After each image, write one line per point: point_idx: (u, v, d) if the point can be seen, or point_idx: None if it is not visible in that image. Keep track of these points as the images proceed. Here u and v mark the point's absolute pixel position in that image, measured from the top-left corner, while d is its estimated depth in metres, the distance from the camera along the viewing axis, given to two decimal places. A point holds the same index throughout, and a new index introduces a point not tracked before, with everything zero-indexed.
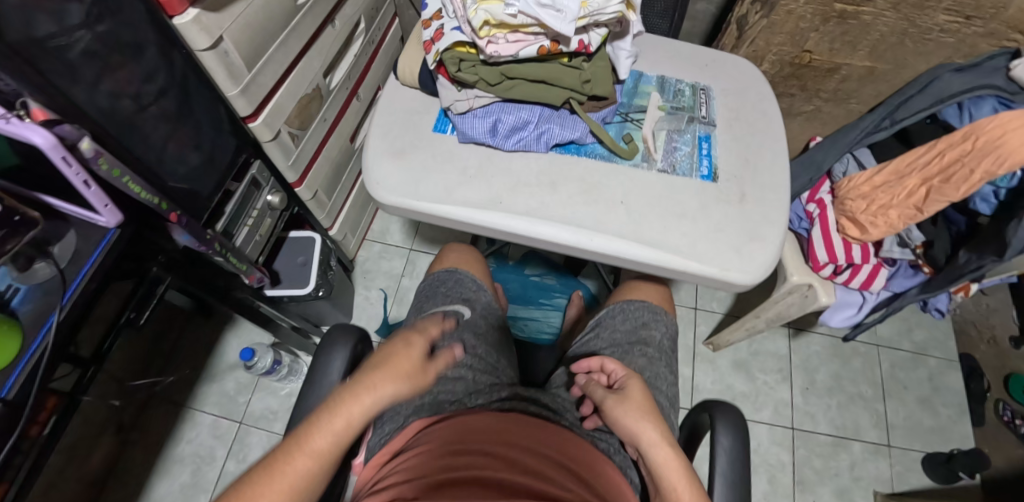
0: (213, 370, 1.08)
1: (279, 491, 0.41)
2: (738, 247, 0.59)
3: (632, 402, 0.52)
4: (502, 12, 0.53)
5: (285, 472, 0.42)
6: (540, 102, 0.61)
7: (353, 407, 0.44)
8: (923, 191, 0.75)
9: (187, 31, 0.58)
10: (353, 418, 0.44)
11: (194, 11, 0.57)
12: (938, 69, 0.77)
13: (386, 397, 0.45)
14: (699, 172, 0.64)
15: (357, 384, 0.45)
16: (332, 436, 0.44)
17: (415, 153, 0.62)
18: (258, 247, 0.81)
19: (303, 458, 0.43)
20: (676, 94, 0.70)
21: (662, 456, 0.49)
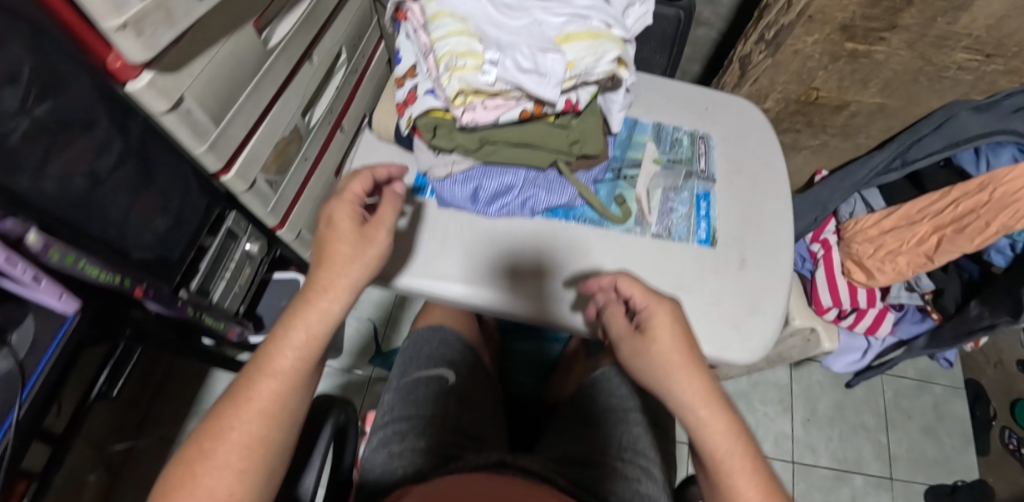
0: None
1: (248, 417, 0.38)
2: (737, 321, 0.55)
3: (652, 342, 0.42)
4: (478, 80, 0.48)
5: (249, 395, 0.38)
6: (524, 166, 0.57)
7: (313, 311, 0.41)
8: (935, 239, 0.71)
9: (144, 96, 0.54)
10: (316, 327, 0.41)
11: (148, 76, 0.53)
12: (954, 106, 0.72)
13: (353, 281, 0.42)
14: (696, 235, 0.60)
15: (317, 278, 0.42)
16: (295, 352, 0.40)
17: (392, 218, 0.58)
18: (238, 298, 0.78)
19: (266, 378, 0.39)
20: (673, 145, 0.65)
21: (692, 381, 0.41)
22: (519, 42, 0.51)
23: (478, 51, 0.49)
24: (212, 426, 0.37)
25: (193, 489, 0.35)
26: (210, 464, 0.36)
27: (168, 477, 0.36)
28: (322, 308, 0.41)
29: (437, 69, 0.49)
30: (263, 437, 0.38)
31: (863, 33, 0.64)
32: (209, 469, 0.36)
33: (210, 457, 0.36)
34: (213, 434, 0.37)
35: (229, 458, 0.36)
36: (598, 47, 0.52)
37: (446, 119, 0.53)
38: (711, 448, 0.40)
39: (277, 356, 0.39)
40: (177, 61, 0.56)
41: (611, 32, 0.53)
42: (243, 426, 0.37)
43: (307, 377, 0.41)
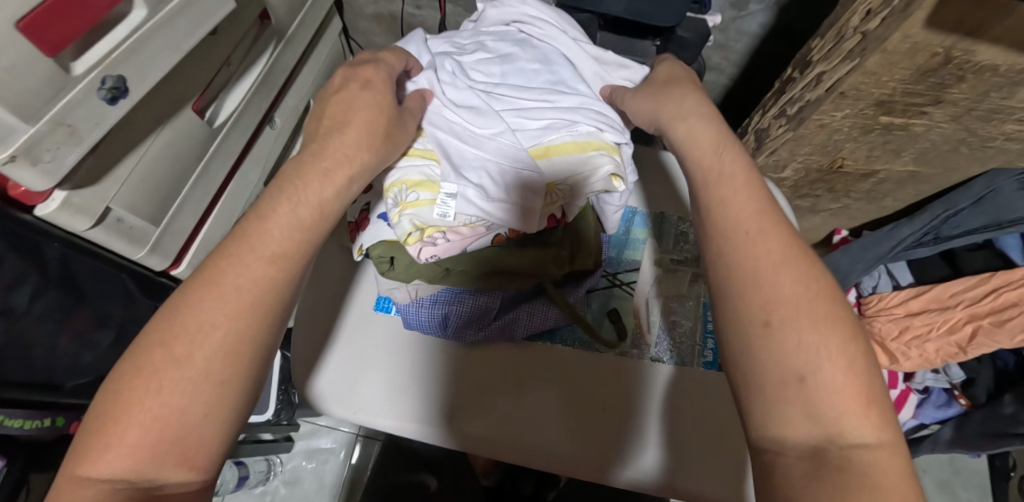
0: None
1: (231, 307, 0.29)
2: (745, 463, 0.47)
3: (659, 87, 0.43)
4: (434, 216, 0.41)
5: (228, 287, 0.29)
6: (502, 288, 0.49)
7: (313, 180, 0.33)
8: (969, 329, 0.64)
9: (58, 219, 0.46)
10: (324, 203, 0.34)
11: (60, 197, 0.44)
12: (998, 177, 0.63)
13: (373, 155, 0.36)
14: (702, 357, 0.52)
15: (313, 147, 0.35)
16: (294, 223, 0.32)
17: (352, 345, 0.52)
18: None
19: (253, 255, 0.30)
20: (678, 241, 0.57)
21: (696, 127, 0.37)
22: (487, 158, 0.42)
23: (435, 181, 0.42)
24: (179, 329, 0.28)
25: (155, 409, 0.26)
26: (181, 373, 0.27)
27: (110, 400, 0.27)
28: (320, 173, 0.34)
29: (385, 198, 0.42)
30: (243, 340, 0.29)
31: (902, 107, 0.55)
32: (188, 367, 0.27)
33: (185, 351, 0.28)
34: (189, 330, 0.28)
35: (209, 356, 0.28)
36: (585, 164, 0.43)
37: (403, 250, 0.45)
38: (711, 214, 0.33)
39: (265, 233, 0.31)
40: (98, 170, 0.48)
41: (602, 139, 0.43)
42: (225, 322, 0.29)
43: (306, 259, 0.32)
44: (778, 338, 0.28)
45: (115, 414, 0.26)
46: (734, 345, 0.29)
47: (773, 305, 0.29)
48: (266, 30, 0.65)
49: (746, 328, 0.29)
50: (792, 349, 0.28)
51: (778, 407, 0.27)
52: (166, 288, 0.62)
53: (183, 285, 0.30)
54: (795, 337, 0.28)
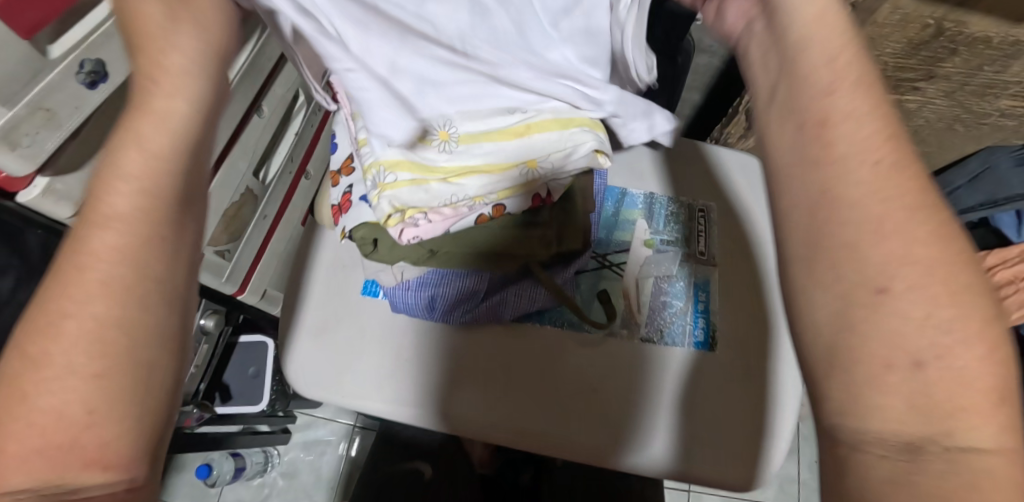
0: (180, 460, 1.01)
1: (85, 291, 0.23)
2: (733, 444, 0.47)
3: None
4: (414, 196, 0.41)
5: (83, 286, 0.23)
6: (488, 269, 0.48)
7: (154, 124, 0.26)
8: None
9: (42, 206, 0.45)
10: (154, 144, 0.26)
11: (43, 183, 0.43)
12: (993, 155, 0.63)
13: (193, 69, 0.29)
14: (694, 335, 0.51)
15: (142, 93, 0.27)
16: (126, 181, 0.25)
17: (341, 329, 0.52)
18: (195, 380, 0.72)
19: (96, 228, 0.24)
20: (667, 221, 0.56)
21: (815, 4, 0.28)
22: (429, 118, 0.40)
23: (415, 161, 0.41)
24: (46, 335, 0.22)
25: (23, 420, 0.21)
26: (41, 378, 0.21)
27: None
28: (159, 112, 0.27)
29: (366, 180, 0.42)
30: (116, 320, 0.23)
31: (895, 83, 0.54)
32: (49, 369, 0.22)
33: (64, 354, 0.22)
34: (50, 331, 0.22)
35: (76, 351, 0.22)
36: (566, 141, 0.42)
37: (386, 232, 0.44)
38: (824, 122, 0.25)
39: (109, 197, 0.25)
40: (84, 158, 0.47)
41: (584, 117, 0.43)
42: (79, 309, 0.23)
43: (164, 217, 0.26)
44: (864, 272, 0.22)
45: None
46: (815, 288, 0.24)
47: (895, 266, 0.22)
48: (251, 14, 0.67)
49: (849, 292, 0.23)
50: (909, 326, 0.21)
51: (880, 398, 0.21)
52: None
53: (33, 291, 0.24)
54: (920, 309, 0.21)
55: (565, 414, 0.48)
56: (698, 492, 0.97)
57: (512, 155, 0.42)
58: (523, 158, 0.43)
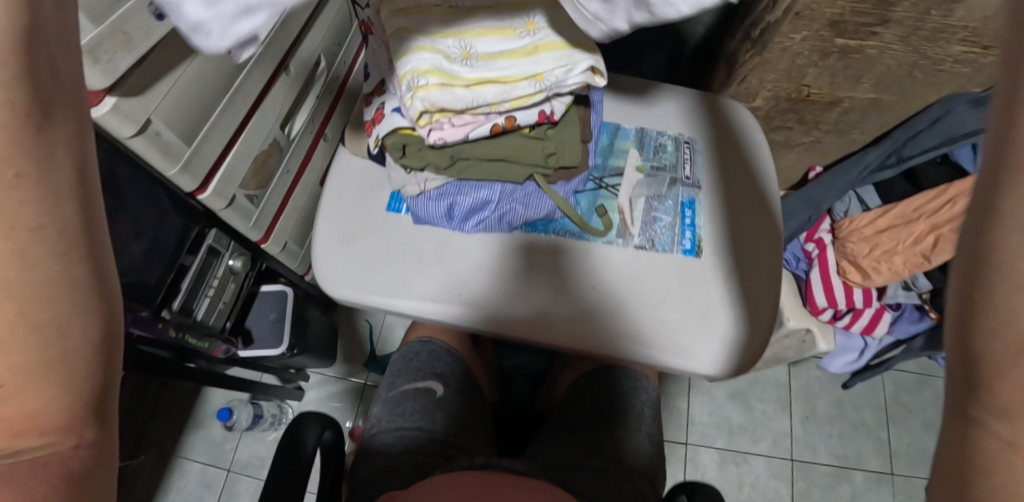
0: (199, 417, 1.05)
1: None
2: (726, 336, 0.54)
3: None
4: (441, 99, 0.47)
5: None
6: (500, 179, 0.56)
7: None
8: (931, 238, 0.69)
9: (108, 121, 0.52)
10: None
11: (111, 101, 0.50)
12: (952, 101, 0.68)
13: None
14: (681, 245, 0.58)
15: None
16: None
17: (368, 239, 0.58)
18: (224, 314, 0.77)
19: None
20: (657, 150, 0.63)
21: None
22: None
23: (444, 68, 0.48)
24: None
25: None
26: None
27: None
28: None
29: (399, 86, 0.48)
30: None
31: (853, 28, 0.60)
32: None
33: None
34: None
35: None
36: (567, 58, 0.49)
37: (415, 136, 0.52)
38: None
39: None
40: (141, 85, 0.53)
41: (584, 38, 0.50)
42: None
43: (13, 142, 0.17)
44: None
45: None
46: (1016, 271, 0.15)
47: None
48: None
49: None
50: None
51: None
52: (193, 209, 0.68)
53: None
54: None
55: (577, 314, 0.55)
56: (694, 443, 1.02)
57: (522, 70, 0.49)
58: (532, 72, 0.49)
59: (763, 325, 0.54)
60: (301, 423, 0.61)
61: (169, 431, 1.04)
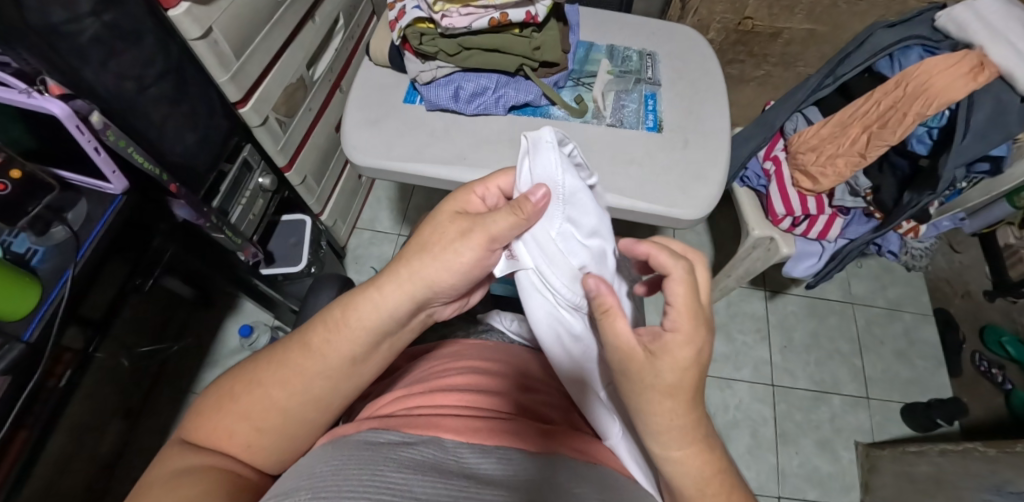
0: None
1: (273, 380, 0.44)
2: (687, 190, 0.65)
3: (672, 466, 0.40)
4: None
5: (295, 360, 0.44)
6: (496, 69, 0.69)
7: (437, 242, 0.42)
8: (865, 138, 0.79)
9: (181, 23, 0.64)
10: (325, 346, 0.44)
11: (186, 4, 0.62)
12: (873, 26, 0.80)
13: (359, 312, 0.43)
14: (645, 124, 0.70)
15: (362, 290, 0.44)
16: (328, 334, 0.44)
17: (388, 120, 0.70)
18: (252, 225, 0.89)
19: (301, 355, 0.44)
20: (624, 60, 0.76)
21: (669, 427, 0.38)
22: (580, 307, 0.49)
23: None
24: (298, 352, 0.44)
25: (227, 411, 0.44)
26: (234, 407, 0.44)
27: (226, 384, 0.45)
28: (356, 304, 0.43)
29: None
30: (281, 408, 0.43)
31: None
32: (241, 403, 0.44)
33: (305, 353, 0.44)
34: (239, 387, 0.44)
35: (251, 405, 0.43)
36: None
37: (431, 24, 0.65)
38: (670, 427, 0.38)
39: (360, 311, 0.43)
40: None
41: None
42: (250, 396, 0.44)
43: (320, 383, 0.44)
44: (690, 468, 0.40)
45: (236, 386, 0.45)
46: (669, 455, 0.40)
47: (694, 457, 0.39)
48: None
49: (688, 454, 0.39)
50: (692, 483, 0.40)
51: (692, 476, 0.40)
52: (235, 121, 0.80)
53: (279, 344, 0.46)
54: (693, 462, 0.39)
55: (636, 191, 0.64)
56: None
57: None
58: None
59: (714, 180, 0.67)
60: (321, 286, 0.67)
61: (185, 366, 1.03)
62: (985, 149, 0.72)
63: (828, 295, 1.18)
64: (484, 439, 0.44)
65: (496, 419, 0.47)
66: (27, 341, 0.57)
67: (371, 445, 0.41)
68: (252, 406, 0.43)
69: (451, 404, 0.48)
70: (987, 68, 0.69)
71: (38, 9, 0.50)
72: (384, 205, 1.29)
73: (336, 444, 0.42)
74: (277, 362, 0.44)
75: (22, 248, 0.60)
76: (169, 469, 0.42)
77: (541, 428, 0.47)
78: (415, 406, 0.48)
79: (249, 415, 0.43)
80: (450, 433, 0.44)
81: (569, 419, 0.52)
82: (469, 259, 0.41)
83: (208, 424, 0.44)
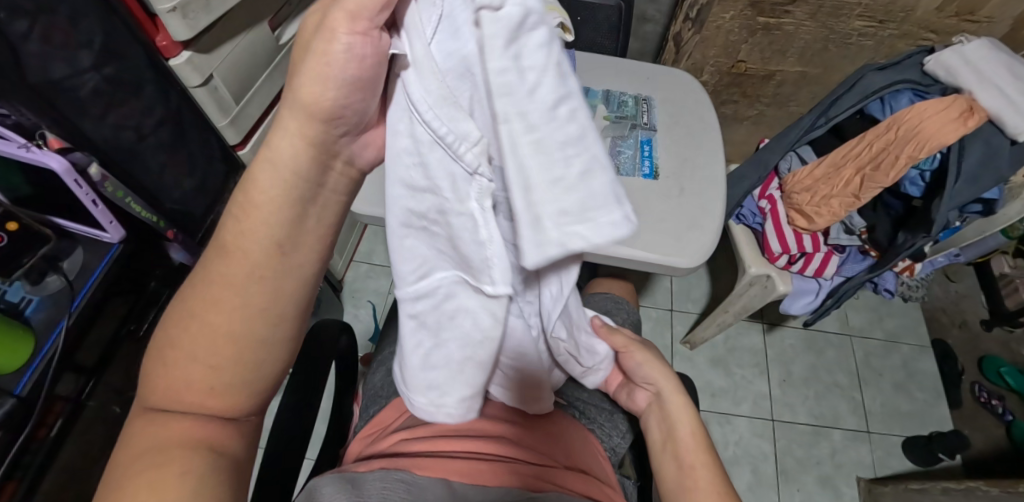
0: None
1: (214, 299, 0.33)
2: (687, 239, 0.66)
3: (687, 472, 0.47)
4: None
5: (220, 268, 0.33)
6: None
7: (318, 58, 0.26)
8: (859, 179, 0.79)
9: (182, 71, 0.63)
10: (249, 233, 0.32)
11: (188, 53, 0.60)
12: (863, 69, 0.81)
13: (269, 171, 0.30)
14: (641, 171, 0.71)
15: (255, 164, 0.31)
16: (250, 232, 0.32)
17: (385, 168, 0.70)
18: None
19: (229, 258, 0.33)
20: (620, 105, 0.77)
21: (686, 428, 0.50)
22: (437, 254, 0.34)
23: None
24: (215, 257, 0.33)
25: (176, 355, 0.34)
26: (180, 350, 0.34)
27: (166, 322, 0.35)
28: (262, 178, 0.30)
29: None
30: (241, 331, 0.34)
31: (770, 7, 0.76)
32: (185, 342, 0.34)
33: (248, 240, 0.32)
34: (178, 318, 0.34)
35: (201, 338, 0.34)
36: None
37: None
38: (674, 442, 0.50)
39: (272, 159, 0.30)
40: (210, 44, 0.66)
41: None
42: (198, 325, 0.34)
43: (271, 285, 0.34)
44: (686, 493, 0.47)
45: (175, 343, 0.34)
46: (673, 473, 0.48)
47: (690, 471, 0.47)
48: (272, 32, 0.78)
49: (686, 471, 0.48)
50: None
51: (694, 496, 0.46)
52: (233, 163, 0.80)
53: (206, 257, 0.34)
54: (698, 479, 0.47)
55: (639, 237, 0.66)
56: None
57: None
58: None
59: (712, 227, 0.67)
60: None
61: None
62: (977, 192, 0.73)
63: (826, 328, 1.18)
64: (483, 481, 0.47)
65: (496, 461, 0.49)
66: (18, 395, 0.56)
67: (390, 490, 0.44)
68: (198, 342, 0.34)
69: (457, 446, 0.50)
70: (977, 112, 0.70)
71: (39, 64, 0.51)
72: (381, 238, 1.29)
73: (347, 486, 0.44)
74: (202, 276, 0.34)
75: (15, 297, 0.59)
76: (136, 445, 0.34)
77: (535, 467, 0.49)
78: (419, 451, 0.50)
79: (211, 360, 0.34)
80: (454, 477, 0.47)
81: (564, 455, 0.53)
82: (344, 52, 0.26)
83: (156, 380, 0.35)
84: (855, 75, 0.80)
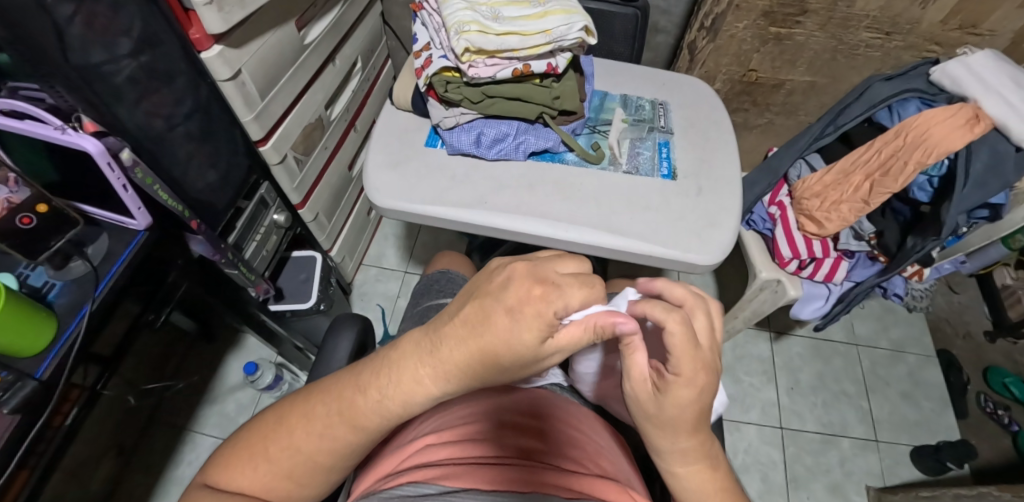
0: (214, 393, 1.04)
1: (339, 424, 0.42)
2: (708, 237, 0.67)
3: None
4: (480, 41, 0.63)
5: (367, 403, 0.41)
6: (516, 117, 0.71)
7: (501, 341, 0.35)
8: (868, 185, 0.82)
9: (212, 64, 0.66)
10: (410, 398, 0.40)
11: (218, 47, 0.65)
12: (871, 79, 0.84)
13: (461, 374, 0.38)
14: (660, 171, 0.73)
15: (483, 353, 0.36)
16: (405, 395, 0.40)
17: (408, 162, 0.72)
18: (265, 262, 0.88)
19: (370, 402, 0.41)
20: (638, 109, 0.79)
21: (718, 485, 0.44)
22: None
23: (479, 20, 0.63)
24: (357, 389, 0.42)
25: (289, 442, 0.43)
26: (301, 435, 0.43)
27: (302, 401, 0.45)
28: (444, 372, 0.38)
29: (448, 35, 0.63)
30: (354, 445, 0.43)
31: (782, 17, 0.79)
32: (310, 438, 0.43)
33: (355, 432, 0.42)
34: (311, 413, 0.43)
35: (317, 443, 0.43)
36: (568, 19, 0.64)
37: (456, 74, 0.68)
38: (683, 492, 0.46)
39: (405, 389, 0.40)
40: (241, 40, 0.68)
41: (579, 10, 0.66)
42: (330, 428, 0.42)
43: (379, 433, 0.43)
44: None
45: (272, 437, 0.44)
46: None
47: None
48: (300, 34, 0.80)
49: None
50: None
51: None
52: (255, 159, 0.81)
53: (363, 372, 0.42)
54: None
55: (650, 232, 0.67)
56: None
57: (535, 26, 0.64)
58: (543, 29, 0.64)
59: (730, 225, 0.68)
60: (340, 325, 0.67)
61: (182, 406, 1.02)
62: (984, 196, 0.75)
63: (832, 337, 1.19)
64: (513, 487, 0.43)
65: (526, 467, 0.45)
66: (39, 378, 0.55)
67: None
68: (317, 444, 0.43)
69: (485, 455, 0.46)
70: (982, 119, 0.72)
71: (80, 47, 0.52)
72: (390, 242, 1.30)
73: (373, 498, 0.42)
74: (344, 398, 0.42)
75: (38, 282, 0.60)
76: (243, 480, 0.43)
77: (570, 475, 0.45)
78: (446, 458, 0.46)
79: (289, 472, 0.43)
80: (485, 486, 0.43)
81: (596, 460, 0.50)
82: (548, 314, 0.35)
83: (267, 444, 0.44)
84: (862, 85, 0.83)
